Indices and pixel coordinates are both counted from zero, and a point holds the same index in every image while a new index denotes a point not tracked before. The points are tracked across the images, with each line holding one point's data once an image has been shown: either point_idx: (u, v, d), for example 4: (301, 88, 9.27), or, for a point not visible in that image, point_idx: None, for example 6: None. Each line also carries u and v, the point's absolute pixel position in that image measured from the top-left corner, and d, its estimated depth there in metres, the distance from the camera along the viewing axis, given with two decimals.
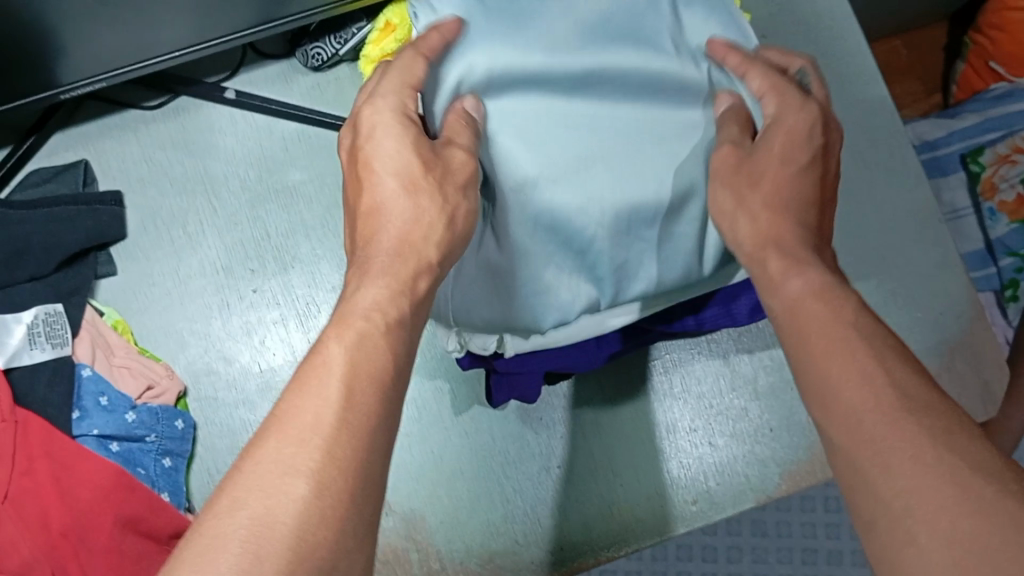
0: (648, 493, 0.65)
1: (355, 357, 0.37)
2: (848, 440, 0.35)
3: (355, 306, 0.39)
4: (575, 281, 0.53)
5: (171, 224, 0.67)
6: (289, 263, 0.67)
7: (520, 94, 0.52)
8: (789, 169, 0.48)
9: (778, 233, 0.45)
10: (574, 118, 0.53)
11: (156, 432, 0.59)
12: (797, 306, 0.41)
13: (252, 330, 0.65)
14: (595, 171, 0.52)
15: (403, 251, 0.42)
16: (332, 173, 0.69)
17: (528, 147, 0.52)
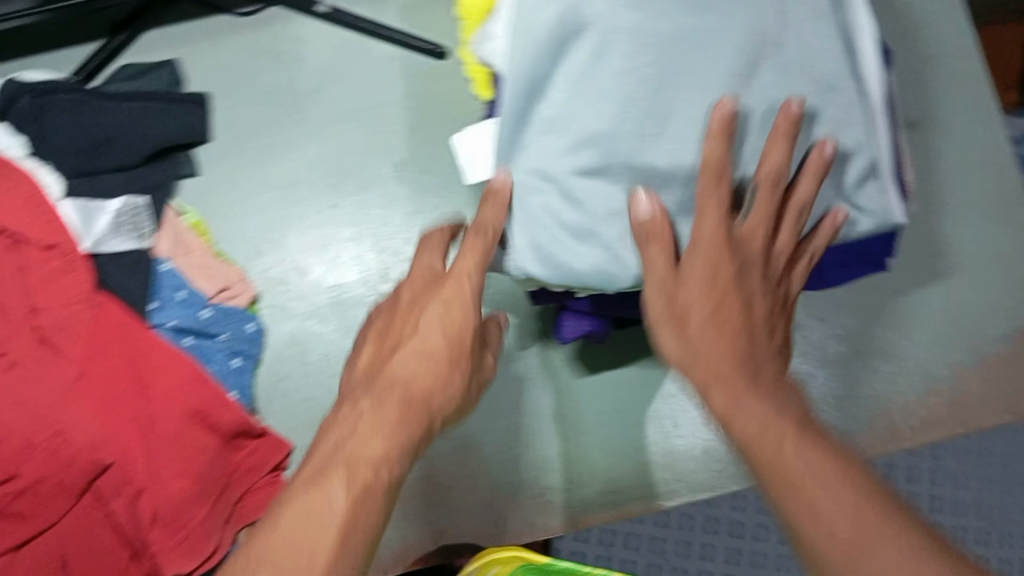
0: (705, 448, 0.65)
1: (352, 522, 0.38)
2: (806, 535, 0.34)
3: (359, 457, 0.40)
4: (613, 260, 0.47)
5: (254, 132, 0.68)
6: (368, 182, 0.67)
7: (597, 60, 0.47)
8: (717, 292, 0.43)
9: (728, 372, 0.41)
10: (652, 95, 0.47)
11: (229, 331, 0.61)
12: (749, 439, 0.38)
13: (327, 245, 0.65)
14: (672, 135, 0.47)
15: (418, 402, 0.43)
16: (418, 97, 0.68)
17: (601, 113, 0.46)
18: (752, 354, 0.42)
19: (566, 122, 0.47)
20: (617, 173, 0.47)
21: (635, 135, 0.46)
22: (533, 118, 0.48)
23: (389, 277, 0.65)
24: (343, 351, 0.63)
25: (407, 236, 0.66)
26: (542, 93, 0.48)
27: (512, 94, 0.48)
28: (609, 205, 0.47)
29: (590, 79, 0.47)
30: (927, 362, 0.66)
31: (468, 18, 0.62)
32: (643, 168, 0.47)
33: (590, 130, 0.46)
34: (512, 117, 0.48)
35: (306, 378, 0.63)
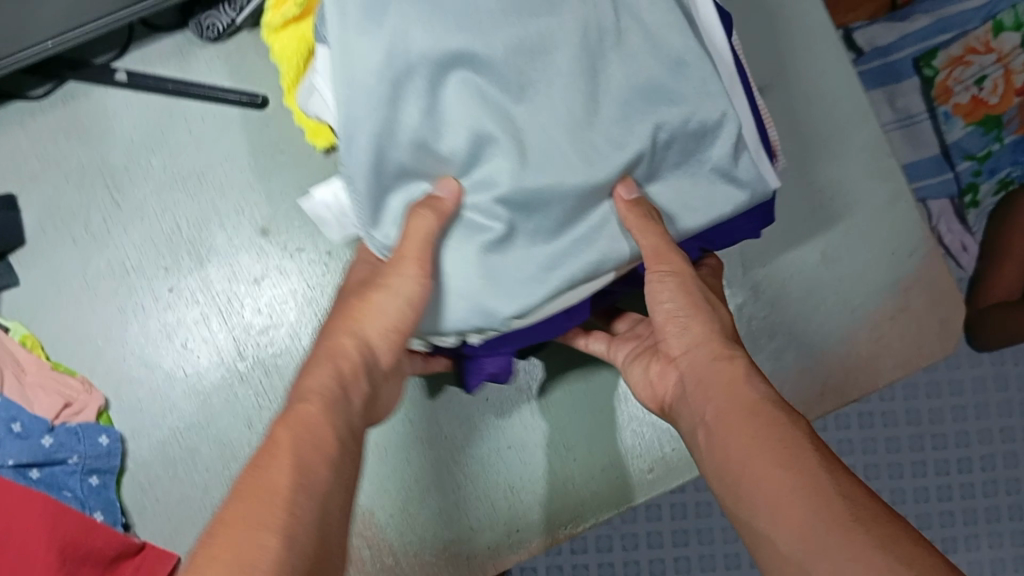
0: (602, 465, 0.64)
1: (300, 443, 0.39)
2: (739, 491, 0.39)
3: (306, 389, 0.43)
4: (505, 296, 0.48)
5: (72, 223, 0.61)
6: (205, 256, 0.62)
7: (432, 108, 0.46)
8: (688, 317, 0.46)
9: (756, 408, 0.41)
10: (492, 125, 0.45)
11: (78, 452, 0.56)
12: (722, 417, 0.41)
13: (172, 332, 0.61)
14: (542, 160, 0.46)
15: (346, 343, 0.46)
16: (242, 151, 0.63)
17: (461, 138, 0.46)
18: (770, 412, 0.40)
19: (417, 168, 0.47)
20: (481, 207, 0.47)
21: (506, 163, 0.46)
22: (388, 165, 0.47)
23: (244, 354, 0.61)
24: (212, 441, 0.60)
25: (256, 305, 0.62)
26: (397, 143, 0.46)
27: (361, 156, 0.46)
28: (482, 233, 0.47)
29: (445, 113, 0.46)
30: (823, 329, 0.65)
31: (285, 64, 0.58)
32: (505, 198, 0.46)
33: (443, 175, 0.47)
34: (365, 172, 0.47)
35: (177, 481, 0.60)
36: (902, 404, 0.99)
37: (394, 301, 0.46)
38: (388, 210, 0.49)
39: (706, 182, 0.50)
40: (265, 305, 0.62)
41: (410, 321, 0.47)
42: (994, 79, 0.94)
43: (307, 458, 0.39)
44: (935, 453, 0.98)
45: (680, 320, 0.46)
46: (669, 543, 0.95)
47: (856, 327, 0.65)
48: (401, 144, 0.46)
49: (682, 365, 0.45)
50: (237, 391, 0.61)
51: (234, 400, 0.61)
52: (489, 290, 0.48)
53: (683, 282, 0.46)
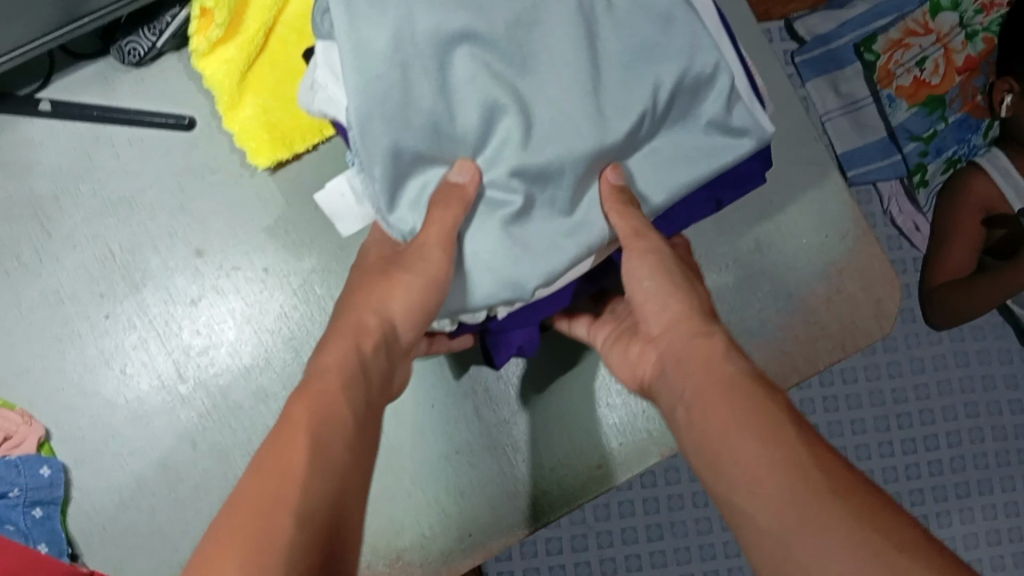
0: (552, 465, 0.64)
1: (312, 423, 0.40)
2: (718, 458, 0.40)
3: (325, 364, 0.44)
4: (530, 263, 0.50)
5: (5, 256, 0.61)
6: (140, 280, 0.62)
7: (442, 86, 0.48)
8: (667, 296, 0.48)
9: (733, 382, 0.41)
10: (504, 98, 0.48)
11: (18, 485, 0.56)
12: (702, 391, 0.42)
13: (111, 358, 0.61)
14: (549, 130, 0.49)
15: (361, 320, 0.47)
16: (171, 173, 0.63)
17: (474, 113, 0.48)
18: (751, 382, 0.41)
19: (430, 146, 0.49)
20: (499, 179, 0.50)
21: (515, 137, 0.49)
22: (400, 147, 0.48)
23: (184, 375, 0.61)
24: (156, 465, 0.60)
25: (194, 326, 0.62)
26: (410, 124, 0.48)
27: (376, 139, 0.48)
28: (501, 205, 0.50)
29: (454, 90, 0.48)
30: (761, 317, 0.66)
31: (217, 91, 0.60)
32: (520, 168, 0.49)
33: (456, 150, 0.50)
34: (382, 156, 0.48)
35: (123, 507, 0.59)
36: (865, 385, 1.02)
37: (420, 281, 0.48)
38: (403, 188, 0.51)
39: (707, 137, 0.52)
40: (203, 326, 0.62)
41: (433, 301, 0.49)
42: (934, 60, 1.02)
43: (328, 431, 0.40)
44: (901, 433, 1.02)
45: (658, 301, 0.48)
46: (644, 538, 0.99)
47: (793, 314, 0.66)
48: (416, 126, 0.48)
49: (660, 341, 0.47)
50: (179, 413, 0.61)
51: (179, 423, 0.61)
52: (512, 261, 0.50)
53: (656, 261, 0.49)
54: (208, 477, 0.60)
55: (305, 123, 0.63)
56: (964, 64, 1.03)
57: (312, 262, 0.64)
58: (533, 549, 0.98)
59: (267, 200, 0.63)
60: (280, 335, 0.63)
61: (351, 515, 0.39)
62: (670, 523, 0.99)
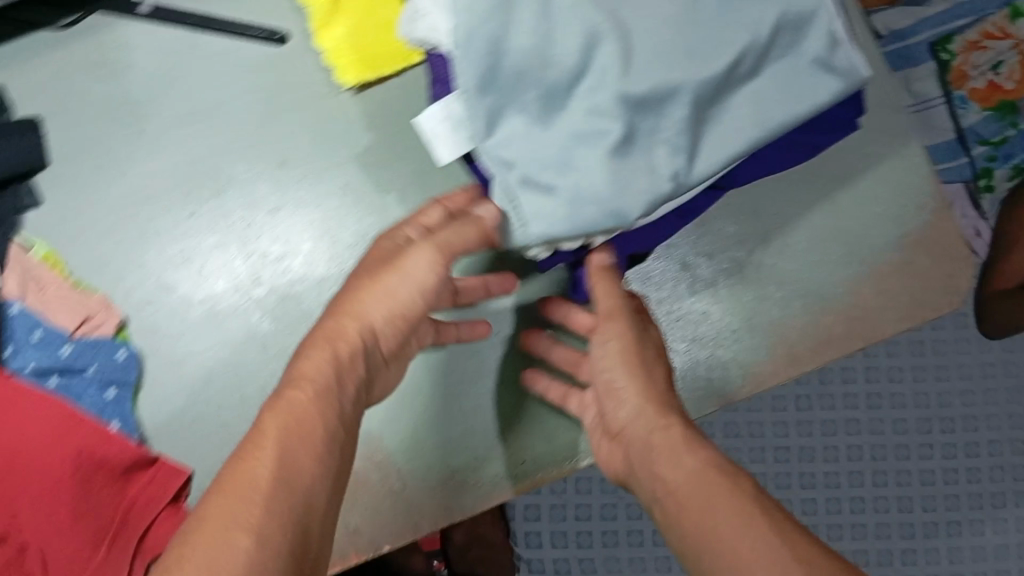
0: None
1: (285, 451, 0.46)
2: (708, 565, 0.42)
3: (305, 372, 0.50)
4: (627, 191, 0.51)
5: (95, 150, 0.62)
6: (224, 185, 0.63)
7: (545, 12, 0.51)
8: (641, 372, 0.54)
9: (711, 475, 0.45)
10: (604, 26, 0.51)
11: (96, 364, 0.58)
12: (680, 491, 0.45)
13: (191, 256, 0.63)
14: (646, 63, 0.51)
15: (352, 322, 0.52)
16: (263, 85, 0.64)
17: (572, 41, 0.51)
18: (728, 489, 0.44)
19: (530, 69, 0.51)
20: (602, 106, 0.51)
21: (619, 67, 0.50)
22: (502, 67, 0.51)
23: (260, 280, 0.63)
24: (227, 364, 0.62)
25: (273, 235, 0.63)
26: (514, 46, 0.50)
27: (478, 57, 0.50)
28: (601, 134, 0.51)
29: (555, 20, 0.51)
30: (828, 281, 0.66)
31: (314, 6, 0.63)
32: (626, 95, 0.50)
33: (553, 77, 0.51)
34: (482, 73, 0.51)
35: (195, 399, 0.61)
36: (910, 385, 1.02)
37: (398, 280, 0.53)
38: (504, 123, 0.52)
39: (808, 72, 0.54)
40: (282, 235, 0.64)
41: (411, 308, 0.54)
42: (1010, 65, 0.98)
43: (293, 441, 0.46)
44: (942, 436, 1.01)
45: (619, 391, 0.54)
46: None
47: (863, 280, 0.66)
48: (517, 46, 0.50)
49: (627, 432, 0.52)
50: (253, 316, 0.62)
51: (252, 326, 0.62)
52: (614, 191, 0.51)
53: (623, 342, 0.55)
54: (274, 381, 0.62)
55: (393, 48, 0.63)
56: None
57: (392, 185, 0.64)
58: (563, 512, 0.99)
59: (350, 123, 0.65)
60: (353, 252, 0.64)
61: (320, 535, 0.45)
62: None
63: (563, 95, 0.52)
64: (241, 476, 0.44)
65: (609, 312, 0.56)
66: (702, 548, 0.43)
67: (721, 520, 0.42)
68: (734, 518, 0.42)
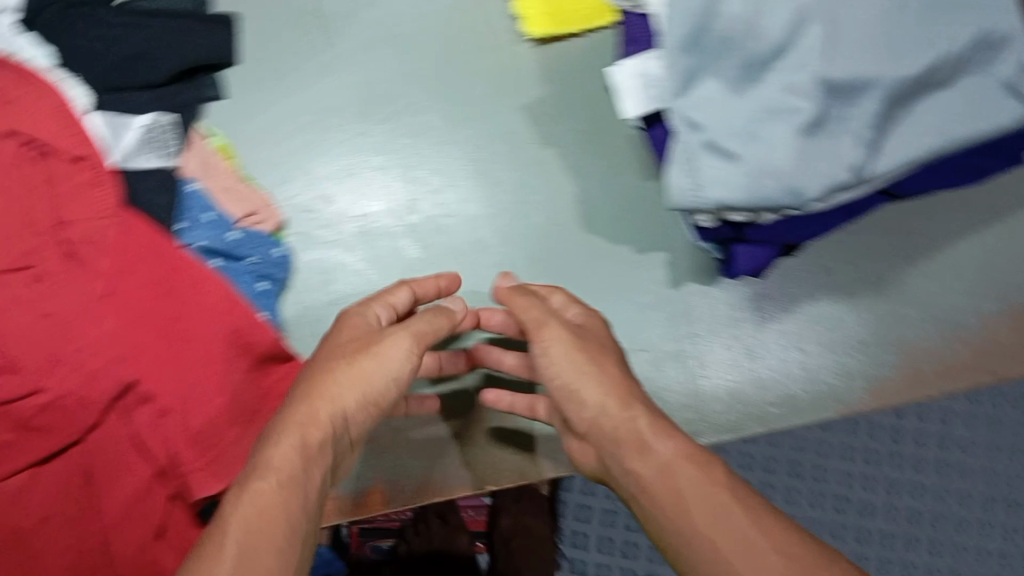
0: (730, 390, 0.64)
1: (245, 544, 0.39)
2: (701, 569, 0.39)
3: (270, 461, 0.42)
4: (808, 171, 0.52)
5: (284, 57, 0.65)
6: (397, 111, 0.66)
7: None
8: (626, 405, 0.47)
9: (677, 467, 0.43)
10: (816, 6, 0.51)
11: (257, 254, 0.60)
12: (658, 491, 0.43)
13: (355, 173, 0.65)
14: (854, 44, 0.52)
15: (311, 402, 0.45)
16: (451, 27, 0.67)
17: (784, 13, 0.52)
18: (705, 495, 0.41)
19: (737, 36, 0.53)
20: (800, 85, 0.52)
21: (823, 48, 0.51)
22: (711, 29, 0.53)
23: (416, 208, 0.64)
24: (370, 282, 0.63)
25: (435, 167, 0.65)
26: (727, 10, 0.52)
27: (689, 16, 0.53)
28: (794, 110, 0.52)
29: None
30: (965, 311, 0.66)
31: None
32: (825, 76, 0.51)
33: (756, 47, 0.52)
34: (690, 31, 0.53)
35: (334, 308, 0.62)
36: None
37: (371, 368, 0.47)
38: (700, 85, 0.54)
39: (996, 95, 0.54)
40: (444, 169, 0.65)
41: (383, 395, 0.48)
42: None
43: (261, 538, 0.39)
44: None
45: (580, 388, 0.49)
46: None
47: (1001, 317, 0.66)
48: (728, 11, 0.52)
49: (594, 432, 0.48)
50: (402, 241, 0.64)
51: (399, 249, 0.64)
52: (797, 169, 0.52)
53: (565, 344, 0.50)
54: None
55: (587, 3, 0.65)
56: None
57: (556, 140, 0.66)
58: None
59: (526, 72, 0.67)
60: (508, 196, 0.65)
61: None
62: None
63: (763, 68, 0.53)
64: (216, 538, 0.39)
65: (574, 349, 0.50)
66: (689, 544, 0.40)
67: (711, 532, 0.40)
68: (715, 523, 0.40)
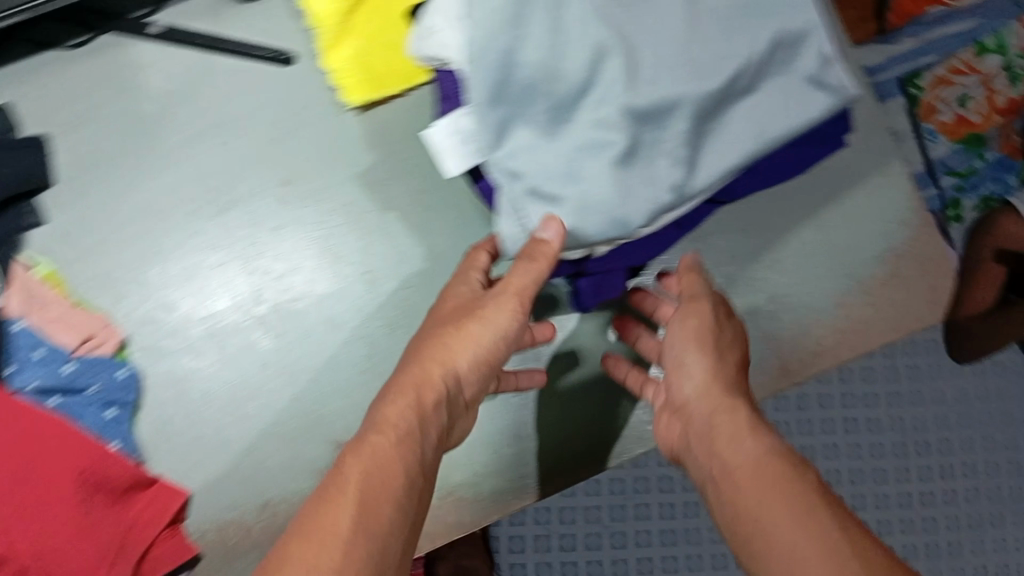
0: (604, 417, 0.66)
1: (353, 542, 0.44)
2: (764, 541, 0.46)
3: (385, 418, 0.50)
4: (631, 205, 0.53)
5: (101, 168, 0.63)
6: (228, 204, 0.63)
7: (556, 27, 0.52)
8: (711, 397, 0.54)
9: (783, 459, 0.49)
10: (610, 42, 0.52)
11: (98, 383, 0.58)
12: (739, 476, 0.49)
13: (193, 274, 0.63)
14: (652, 69, 0.53)
15: (419, 375, 0.51)
16: (268, 106, 0.65)
17: (577, 52, 0.52)
18: (779, 474, 0.48)
19: (538, 81, 0.52)
20: (607, 119, 0.52)
21: (624, 82, 0.52)
22: (512, 79, 0.52)
23: (262, 298, 0.63)
24: (229, 383, 0.62)
25: (276, 253, 0.63)
26: (524, 58, 0.52)
27: (490, 69, 0.52)
28: (605, 146, 0.52)
29: (563, 33, 0.52)
30: (817, 295, 0.67)
31: (320, 27, 0.63)
32: (632, 106, 0.52)
33: (558, 90, 0.53)
34: (493, 83, 0.52)
35: (192, 420, 0.61)
36: (885, 412, 1.04)
37: (479, 336, 0.53)
38: (512, 133, 0.54)
39: (800, 91, 0.55)
40: (285, 253, 0.63)
41: (492, 355, 0.53)
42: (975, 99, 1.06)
43: (371, 499, 0.46)
44: (918, 460, 1.03)
45: (688, 366, 0.57)
46: (658, 542, 0.99)
47: (851, 294, 0.68)
48: (525, 58, 0.52)
49: (687, 408, 0.56)
50: (254, 334, 0.62)
51: (253, 344, 0.62)
52: (618, 201, 0.52)
53: (696, 322, 0.57)
54: (275, 398, 0.62)
55: (401, 68, 0.64)
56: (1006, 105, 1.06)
57: (394, 202, 0.65)
58: (546, 515, 1.00)
59: (355, 140, 0.65)
60: (354, 266, 0.64)
61: None
62: (685, 530, 1.00)
63: (569, 108, 0.53)
64: (313, 532, 0.44)
65: (696, 342, 0.57)
66: (757, 532, 0.46)
67: (784, 527, 0.45)
68: (797, 520, 0.45)
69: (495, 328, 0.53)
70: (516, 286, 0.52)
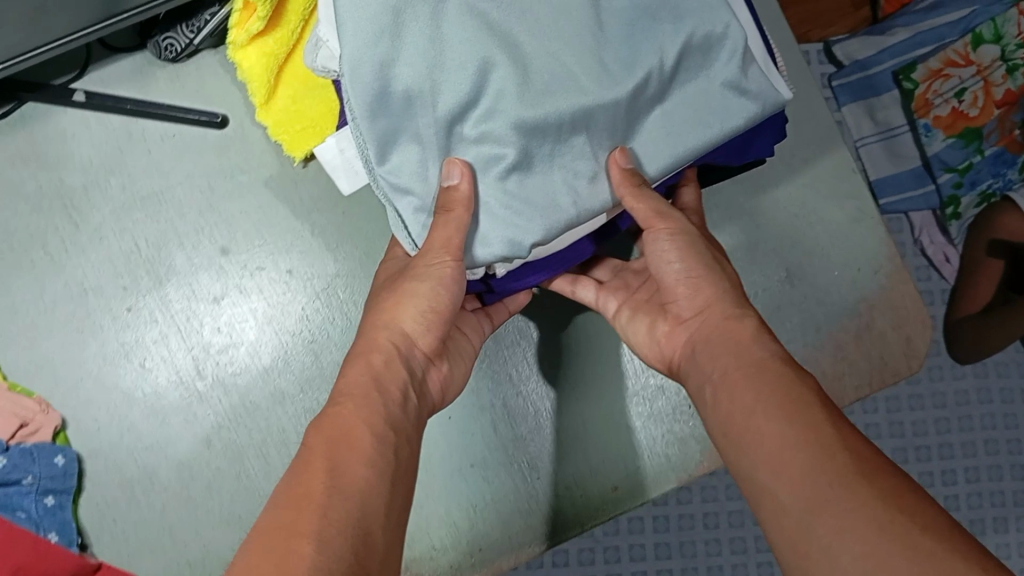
0: (567, 483, 0.63)
1: (329, 485, 0.40)
2: (758, 454, 0.41)
3: (346, 385, 0.47)
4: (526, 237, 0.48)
5: (29, 245, 0.60)
6: (164, 276, 0.61)
7: (436, 34, 0.46)
8: (711, 311, 0.49)
9: (783, 368, 0.44)
10: (495, 51, 0.46)
11: (32, 473, 0.56)
12: (731, 384, 0.45)
13: (131, 351, 0.61)
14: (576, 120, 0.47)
15: (372, 349, 0.49)
16: (202, 172, 0.62)
17: (460, 66, 0.46)
18: (780, 387, 0.43)
19: (421, 96, 0.46)
20: (494, 133, 0.47)
21: (533, 117, 0.46)
22: (392, 94, 0.46)
23: (203, 373, 0.61)
24: (171, 462, 0.60)
25: (216, 325, 0.62)
26: (404, 74, 0.46)
27: (363, 83, 0.45)
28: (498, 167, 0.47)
29: (446, 44, 0.46)
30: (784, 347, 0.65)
31: (253, 80, 0.57)
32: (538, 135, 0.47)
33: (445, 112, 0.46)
34: (370, 98, 0.46)
35: (135, 502, 0.59)
36: (885, 417, 1.01)
37: (422, 292, 0.50)
38: (399, 146, 0.48)
39: (731, 121, 0.50)
40: (225, 325, 0.62)
41: (443, 304, 0.50)
42: (974, 91, 0.96)
43: (340, 453, 0.42)
44: (919, 465, 1.00)
45: (678, 276, 0.51)
46: (653, 556, 0.97)
47: (820, 346, 0.65)
48: (404, 73, 0.46)
49: (693, 319, 0.51)
50: (196, 410, 0.61)
51: (195, 420, 0.61)
52: None
53: (677, 232, 0.51)
54: (219, 476, 0.60)
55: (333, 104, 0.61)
56: (1003, 97, 0.95)
57: (338, 267, 0.63)
58: None
59: (297, 204, 0.63)
60: (300, 337, 0.62)
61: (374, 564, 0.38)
62: (679, 542, 0.98)
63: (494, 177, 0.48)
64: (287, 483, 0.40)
65: (680, 254, 0.51)
66: (747, 450, 0.42)
67: (787, 433, 0.41)
68: (800, 426, 0.41)
69: (425, 294, 0.50)
70: (441, 241, 0.47)
